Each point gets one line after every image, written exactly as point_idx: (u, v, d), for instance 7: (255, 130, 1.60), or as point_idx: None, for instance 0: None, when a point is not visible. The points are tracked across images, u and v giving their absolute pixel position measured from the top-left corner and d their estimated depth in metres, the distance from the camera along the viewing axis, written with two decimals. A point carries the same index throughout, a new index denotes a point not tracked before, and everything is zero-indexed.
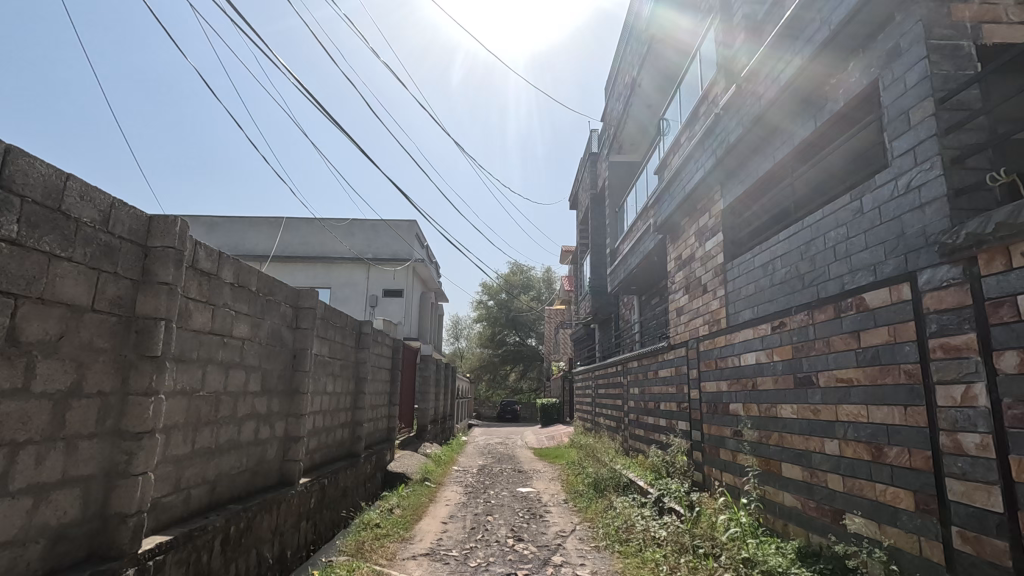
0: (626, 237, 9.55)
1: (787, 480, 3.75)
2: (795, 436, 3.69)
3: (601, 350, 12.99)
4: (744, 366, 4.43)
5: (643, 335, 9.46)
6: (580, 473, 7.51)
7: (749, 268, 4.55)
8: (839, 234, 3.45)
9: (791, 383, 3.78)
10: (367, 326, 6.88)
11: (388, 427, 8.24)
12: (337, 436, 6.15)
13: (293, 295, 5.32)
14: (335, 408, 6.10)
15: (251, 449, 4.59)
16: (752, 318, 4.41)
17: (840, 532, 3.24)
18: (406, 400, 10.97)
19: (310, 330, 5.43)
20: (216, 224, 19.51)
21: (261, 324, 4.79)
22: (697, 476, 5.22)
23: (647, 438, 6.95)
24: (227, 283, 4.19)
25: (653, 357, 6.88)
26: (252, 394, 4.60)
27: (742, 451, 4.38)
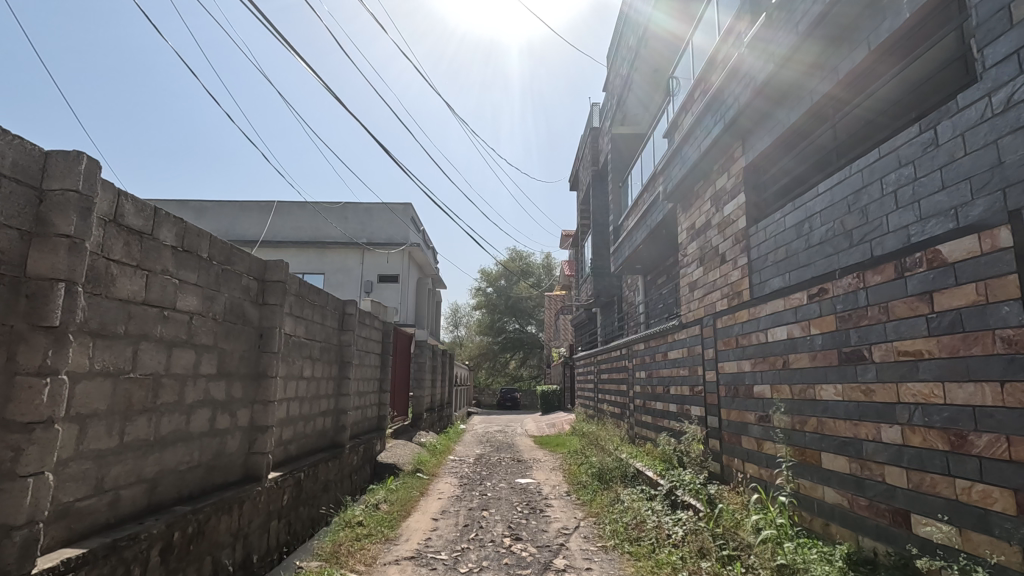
0: (631, 212, 8.99)
1: (831, 473, 3.28)
2: (842, 421, 3.21)
3: (604, 335, 12.48)
4: (774, 342, 3.94)
5: (650, 316, 8.95)
6: (582, 463, 7.02)
7: (778, 231, 4.05)
8: (902, 175, 2.94)
9: (835, 359, 3.31)
10: (353, 306, 6.37)
11: (379, 415, 7.76)
12: (319, 425, 5.66)
13: (258, 267, 4.91)
14: (315, 395, 5.61)
15: (206, 440, 4.13)
16: (783, 287, 3.91)
17: (903, 537, 2.75)
18: (399, 388, 10.48)
19: (277, 306, 4.99)
20: (205, 209, 18.91)
21: (215, 298, 4.34)
22: (713, 465, 4.74)
23: (654, 424, 6.47)
24: (166, 245, 3.80)
25: (661, 338, 6.39)
26: (202, 377, 4.17)
27: (771, 440, 3.89)
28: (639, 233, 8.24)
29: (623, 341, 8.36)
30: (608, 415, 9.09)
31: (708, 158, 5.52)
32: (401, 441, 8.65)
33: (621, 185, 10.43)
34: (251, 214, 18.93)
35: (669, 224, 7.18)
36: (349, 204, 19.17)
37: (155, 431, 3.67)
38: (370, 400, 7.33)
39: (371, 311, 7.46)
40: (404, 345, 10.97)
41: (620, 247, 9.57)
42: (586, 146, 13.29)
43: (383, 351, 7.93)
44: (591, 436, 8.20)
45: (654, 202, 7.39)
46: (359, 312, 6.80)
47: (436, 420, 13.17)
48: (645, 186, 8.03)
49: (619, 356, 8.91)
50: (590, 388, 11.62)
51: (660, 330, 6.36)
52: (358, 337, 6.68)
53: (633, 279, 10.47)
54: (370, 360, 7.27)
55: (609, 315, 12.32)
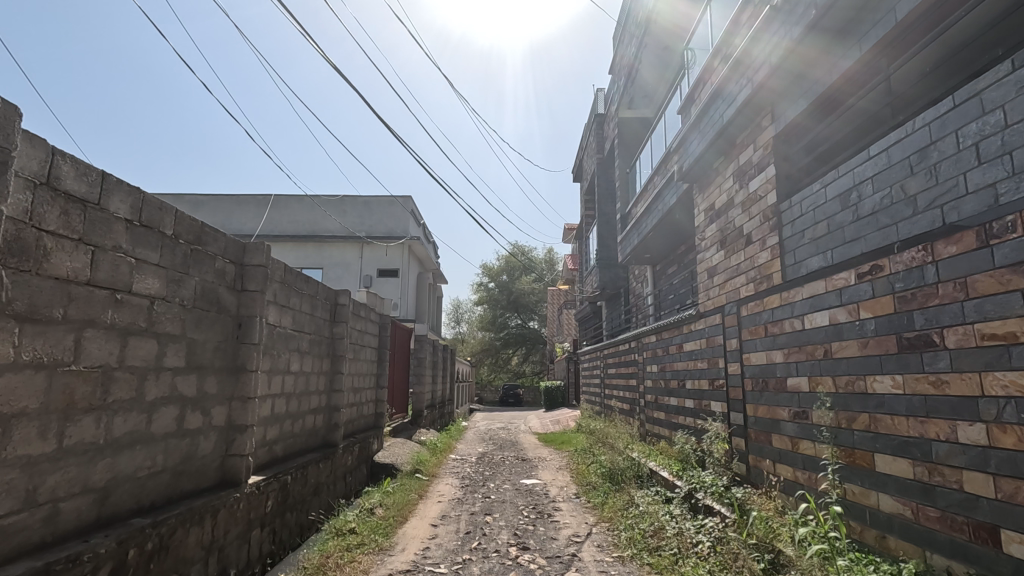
0: (640, 198, 8.58)
1: (889, 478, 2.91)
2: (904, 418, 2.84)
3: (610, 328, 12.09)
4: (814, 330, 3.55)
5: (661, 308, 8.55)
6: (591, 463, 6.63)
7: (820, 204, 3.67)
8: (985, 124, 2.54)
9: (894, 346, 2.93)
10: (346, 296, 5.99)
11: (376, 413, 7.38)
12: (306, 423, 5.27)
13: (233, 249, 4.59)
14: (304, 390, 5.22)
15: (171, 442, 3.81)
16: (824, 267, 3.54)
17: (988, 555, 2.37)
18: (398, 384, 10.10)
19: (257, 293, 4.67)
20: (201, 203, 18.53)
21: (183, 281, 4.01)
22: (739, 466, 4.36)
23: (668, 421, 6.08)
24: (118, 219, 3.40)
25: (675, 329, 6.00)
26: (167, 370, 3.80)
27: (812, 440, 3.52)
28: (649, 220, 7.82)
29: (633, 333, 7.95)
30: (617, 411, 8.70)
31: (727, 133, 5.13)
32: (400, 439, 8.27)
33: (628, 172, 10.01)
34: (248, 208, 18.55)
35: (683, 209, 6.77)
36: (347, 197, 18.77)
37: (107, 433, 3.27)
38: (367, 396, 6.95)
39: (367, 302, 7.07)
40: (404, 340, 10.58)
41: (627, 235, 9.16)
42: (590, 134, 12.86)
43: (381, 345, 7.54)
44: (600, 434, 7.82)
45: (665, 185, 6.97)
46: (354, 303, 6.42)
47: (438, 417, 12.78)
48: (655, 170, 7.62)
49: (627, 349, 8.50)
50: (597, 384, 11.22)
51: (674, 320, 5.97)
52: (352, 329, 6.30)
53: (641, 270, 10.07)
54: (366, 354, 6.88)
55: (616, 308, 11.91)
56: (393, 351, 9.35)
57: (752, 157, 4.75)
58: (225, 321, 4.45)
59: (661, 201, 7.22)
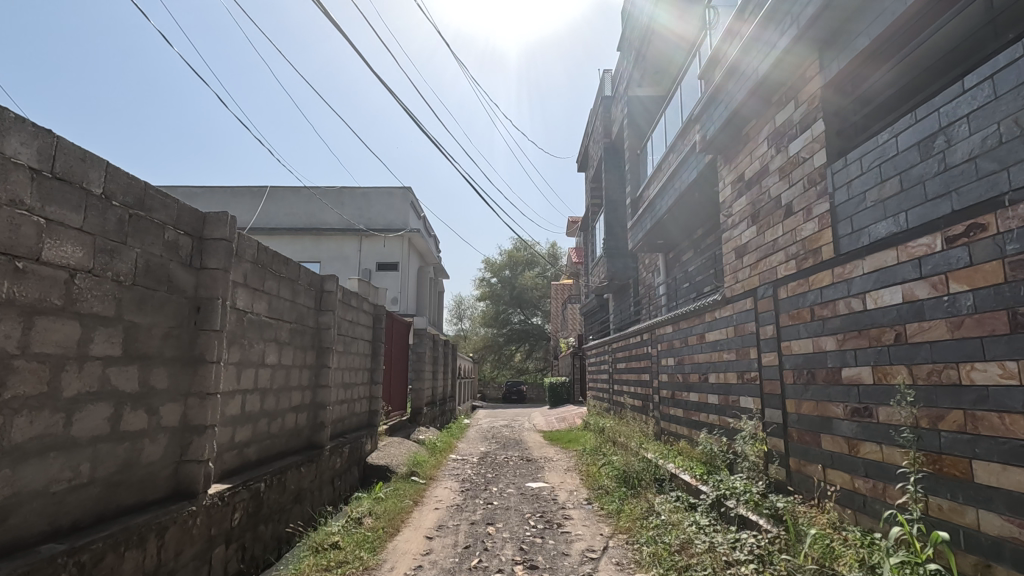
0: (653, 178, 8.02)
1: (996, 492, 2.39)
2: (1020, 416, 2.30)
3: (618, 321, 11.56)
4: (883, 311, 3.03)
5: (676, 297, 8.00)
6: (601, 465, 6.10)
7: (890, 158, 3.11)
8: None
9: (1000, 326, 2.40)
10: (331, 283, 5.49)
11: (371, 410, 6.86)
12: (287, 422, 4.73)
13: (192, 222, 4.03)
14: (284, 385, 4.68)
15: (98, 447, 3.17)
16: (896, 233, 3.00)
17: None
18: (397, 380, 9.59)
19: (220, 272, 4.11)
20: (195, 195, 18.03)
21: (121, 253, 3.39)
22: (778, 472, 3.85)
23: (687, 418, 5.56)
24: (19, 165, 2.72)
25: (695, 317, 5.47)
26: (93, 360, 3.15)
27: (879, 442, 3.00)
28: (663, 201, 7.28)
29: (645, 325, 7.40)
30: (628, 408, 8.16)
31: (758, 95, 4.59)
32: (397, 438, 7.77)
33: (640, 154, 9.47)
34: (244, 200, 18.04)
35: (702, 187, 6.22)
36: (345, 189, 18.26)
37: (3, 438, 2.63)
38: (359, 392, 6.43)
39: (360, 290, 6.55)
40: (402, 334, 10.07)
41: (638, 220, 8.61)
42: (596, 119, 12.31)
43: (376, 337, 7.02)
44: (610, 434, 7.30)
45: (683, 161, 6.43)
46: (345, 290, 5.91)
47: (438, 415, 12.25)
48: (671, 147, 7.08)
49: (639, 342, 7.97)
50: (605, 380, 10.68)
51: (693, 308, 5.43)
52: (339, 318, 5.81)
53: (652, 259, 9.52)
54: (358, 346, 6.36)
55: (624, 300, 11.36)
56: (389, 345, 8.85)
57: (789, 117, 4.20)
58: (181, 303, 3.88)
59: (678, 179, 6.68)
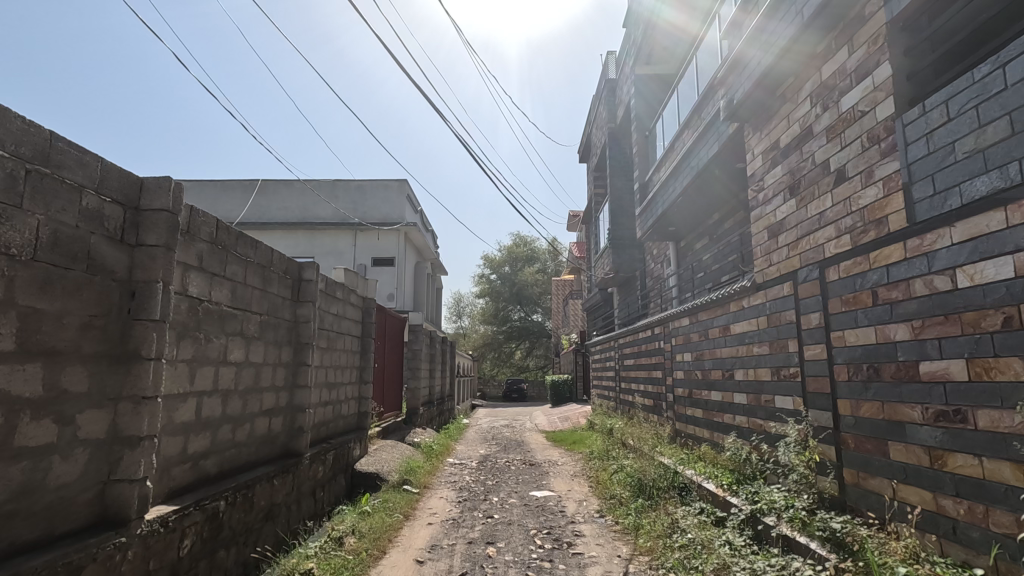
0: (665, 160, 7.44)
1: None
2: None
3: (624, 316, 11.02)
4: (978, 289, 2.47)
5: (690, 288, 7.44)
6: (612, 471, 5.57)
7: (991, 95, 2.49)
8: None
9: None
10: (311, 271, 4.71)
11: (360, 412, 6.31)
12: (258, 428, 4.08)
13: (126, 187, 3.16)
14: (253, 386, 4.02)
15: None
16: (999, 189, 2.40)
17: None
18: (391, 378, 9.06)
19: (164, 249, 3.19)
20: (185, 189, 17.48)
21: (20, 220, 2.53)
22: (828, 484, 3.35)
23: (708, 420, 5.04)
24: None
25: (718, 306, 4.92)
26: None
27: (976, 454, 2.45)
28: (675, 183, 6.71)
29: (657, 318, 6.86)
30: (639, 407, 7.61)
31: (794, 51, 4.03)
32: (390, 441, 7.22)
33: (648, 137, 8.90)
34: (236, 194, 17.48)
35: (722, 165, 5.65)
36: (340, 181, 17.69)
37: None
38: (346, 392, 5.85)
39: (347, 280, 6.00)
40: (396, 330, 9.52)
41: (646, 206, 8.03)
42: (600, 103, 11.72)
43: (364, 333, 6.46)
44: (621, 437, 6.78)
45: (698, 138, 5.86)
46: (328, 280, 5.33)
47: (436, 415, 11.70)
48: (684, 123, 6.51)
49: (649, 337, 7.42)
50: (611, 377, 10.12)
51: (715, 296, 4.89)
52: (321, 312, 5.10)
53: (662, 249, 8.96)
54: (343, 343, 5.77)
55: (631, 294, 10.80)
56: (382, 341, 8.31)
57: (837, 70, 3.62)
58: (110, 287, 2.99)
59: (693, 158, 6.10)
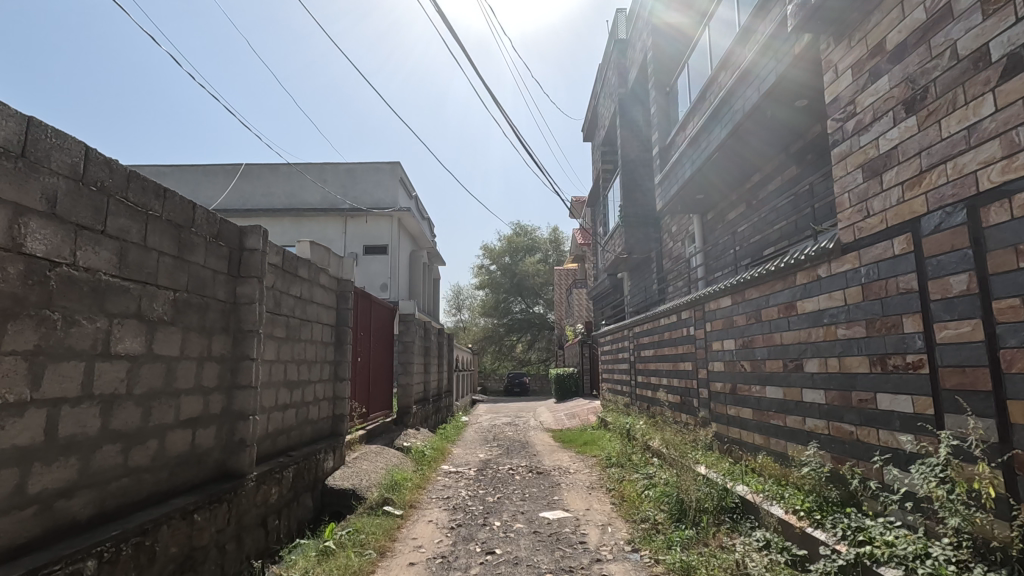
0: (692, 116, 6.36)
1: None
2: None
3: (637, 302, 10.01)
4: None
5: (722, 266, 6.39)
6: (640, 488, 4.55)
7: None
8: None
9: None
10: (255, 239, 3.58)
11: (333, 416, 5.28)
12: (173, 448, 2.82)
13: None
14: (162, 388, 2.73)
15: None
16: None
17: None
18: (378, 373, 8.04)
19: None
20: (163, 174, 16.40)
21: None
22: (1005, 532, 2.01)
23: (764, 423, 4.00)
24: None
25: (776, 279, 3.84)
26: None
27: None
28: (707, 139, 5.63)
29: (685, 300, 5.80)
30: (663, 406, 6.57)
31: None
32: (373, 448, 6.21)
33: (670, 96, 7.81)
34: (217, 179, 16.41)
35: (774, 106, 4.53)
36: (329, 165, 16.60)
37: None
38: (313, 392, 4.82)
39: (313, 257, 4.91)
40: (383, 320, 8.50)
41: (667, 173, 6.97)
42: (609, 69, 10.61)
43: (337, 322, 5.40)
44: (648, 443, 5.75)
45: (739, 77, 4.76)
46: (285, 255, 4.28)
47: (432, 413, 10.71)
48: (719, 65, 5.40)
49: (674, 323, 6.37)
50: (624, 371, 9.09)
51: (772, 266, 3.82)
52: (276, 294, 4.08)
53: (684, 224, 7.91)
54: (310, 334, 4.75)
55: (646, 278, 9.75)
56: (365, 332, 7.30)
57: None
58: None
59: (732, 104, 4.99)
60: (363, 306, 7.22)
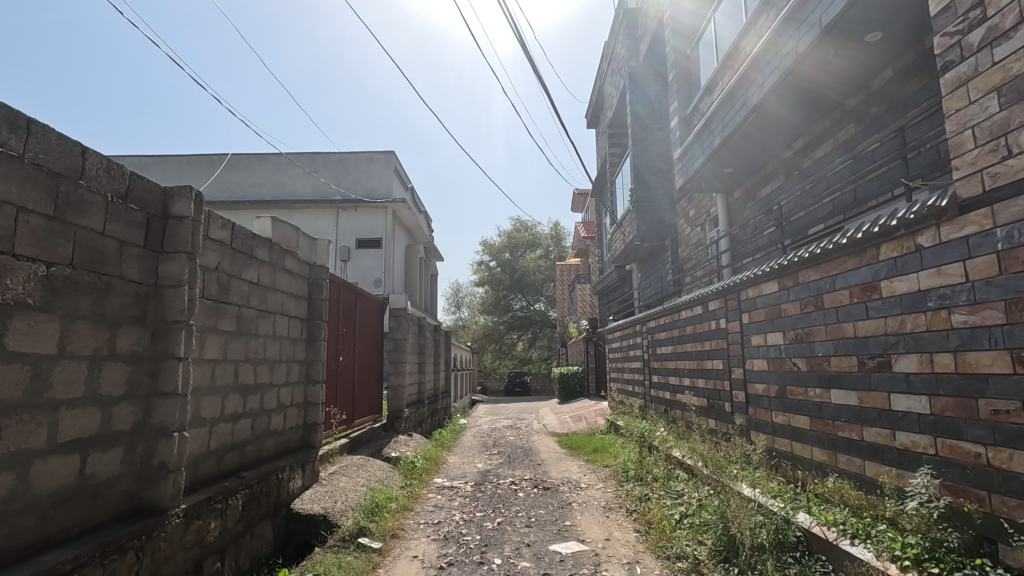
0: (722, 76, 5.55)
1: None
2: None
3: (648, 295, 9.24)
4: None
5: (753, 251, 5.60)
6: (676, 514, 3.78)
7: None
8: None
9: None
10: (184, 204, 2.76)
11: (304, 424, 4.49)
12: (48, 478, 2.05)
13: None
14: (23, 399, 1.95)
15: None
16: None
17: None
18: (364, 374, 7.27)
19: None
20: (146, 165, 15.63)
21: None
22: None
23: (830, 436, 3.22)
24: None
25: (847, 255, 3.06)
26: None
27: None
28: (741, 99, 4.82)
29: (714, 289, 5.02)
30: (687, 411, 5.79)
31: None
32: (356, 460, 5.43)
33: (693, 58, 6.91)
34: (203, 171, 15.63)
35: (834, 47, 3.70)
36: (320, 154, 15.80)
37: None
38: (277, 397, 4.02)
39: (277, 237, 4.09)
40: (371, 315, 7.71)
41: (688, 146, 6.17)
42: (618, 42, 9.78)
43: (308, 314, 4.60)
44: (677, 455, 4.98)
45: (783, 21, 3.97)
46: (236, 231, 3.48)
47: (427, 416, 9.93)
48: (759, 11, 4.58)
49: (697, 316, 5.61)
50: (635, 370, 8.30)
51: (843, 237, 3.03)
52: (222, 277, 3.28)
53: (705, 205, 7.12)
54: (272, 328, 3.96)
55: (659, 269, 8.95)
56: (348, 328, 6.51)
57: None
58: None
59: (774, 54, 4.19)
60: (345, 298, 6.44)
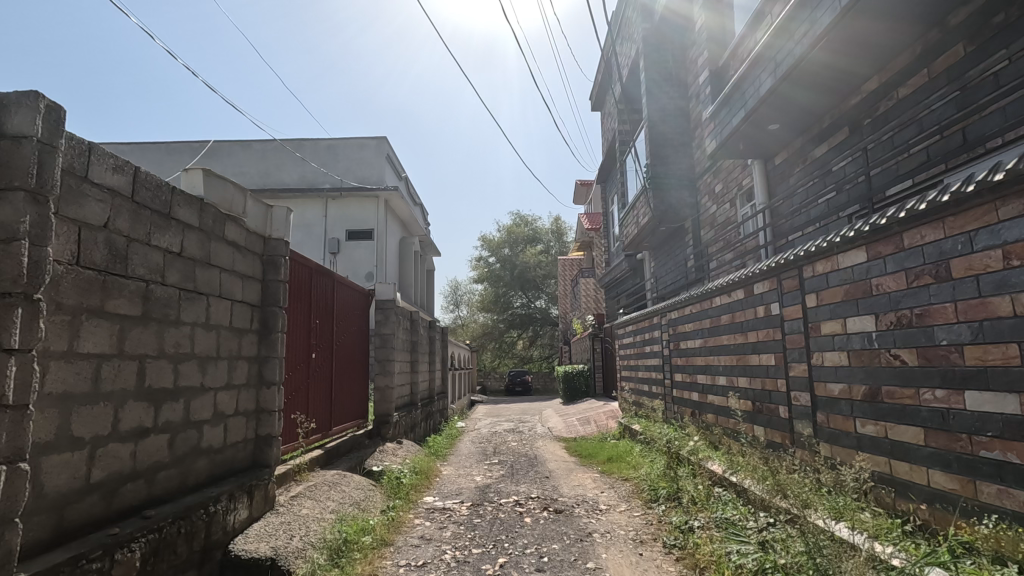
0: (766, 12, 4.60)
1: None
2: None
3: (665, 285, 8.33)
4: None
5: (803, 224, 4.69)
6: (741, 561, 2.87)
7: None
8: None
9: None
10: (25, 119, 1.83)
11: (255, 438, 3.57)
12: None
13: None
14: None
15: None
16: None
17: None
18: (345, 375, 6.37)
19: None
20: (123, 154, 14.69)
21: None
22: None
23: (965, 456, 2.31)
24: None
25: (999, 199, 2.14)
26: None
27: None
28: (799, 31, 3.89)
29: (761, 267, 4.11)
30: (725, 415, 4.88)
31: None
32: (328, 478, 4.51)
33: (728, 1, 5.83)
34: (182, 159, 14.68)
35: None
36: (307, 140, 14.86)
37: None
38: (213, 404, 3.10)
39: (216, 200, 3.18)
40: (354, 306, 6.79)
41: (722, 103, 5.25)
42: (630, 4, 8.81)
43: (259, 300, 3.69)
44: (724, 472, 4.05)
45: None
46: (142, 179, 2.56)
47: (421, 420, 9.01)
48: None
49: (737, 303, 4.70)
50: (653, 368, 7.39)
51: (998, 172, 2.10)
52: (116, 239, 2.36)
53: (736, 178, 6.19)
54: (204, 314, 3.04)
55: (677, 255, 8.03)
56: (321, 320, 5.58)
57: None
58: None
59: None
60: (317, 285, 5.51)
